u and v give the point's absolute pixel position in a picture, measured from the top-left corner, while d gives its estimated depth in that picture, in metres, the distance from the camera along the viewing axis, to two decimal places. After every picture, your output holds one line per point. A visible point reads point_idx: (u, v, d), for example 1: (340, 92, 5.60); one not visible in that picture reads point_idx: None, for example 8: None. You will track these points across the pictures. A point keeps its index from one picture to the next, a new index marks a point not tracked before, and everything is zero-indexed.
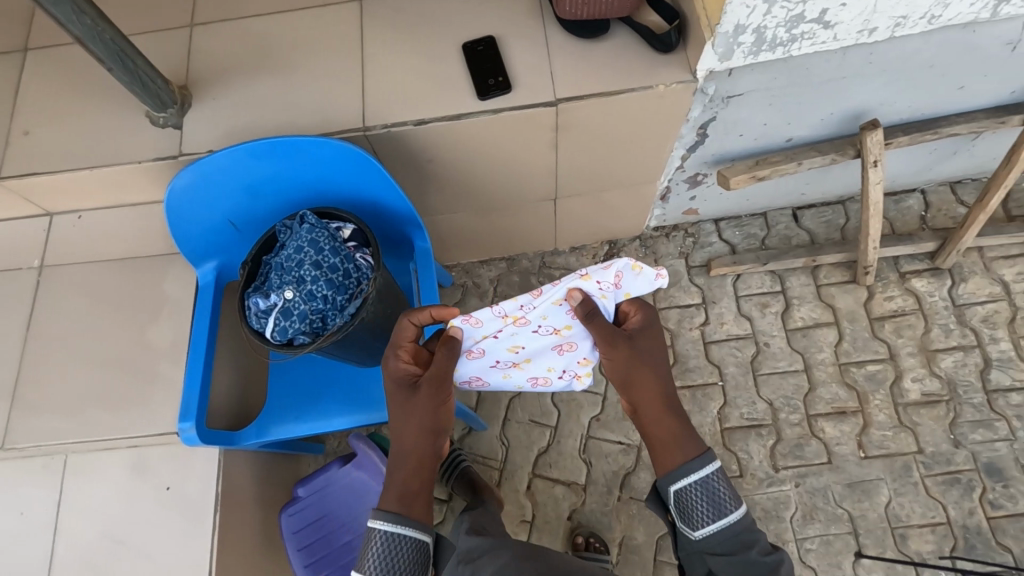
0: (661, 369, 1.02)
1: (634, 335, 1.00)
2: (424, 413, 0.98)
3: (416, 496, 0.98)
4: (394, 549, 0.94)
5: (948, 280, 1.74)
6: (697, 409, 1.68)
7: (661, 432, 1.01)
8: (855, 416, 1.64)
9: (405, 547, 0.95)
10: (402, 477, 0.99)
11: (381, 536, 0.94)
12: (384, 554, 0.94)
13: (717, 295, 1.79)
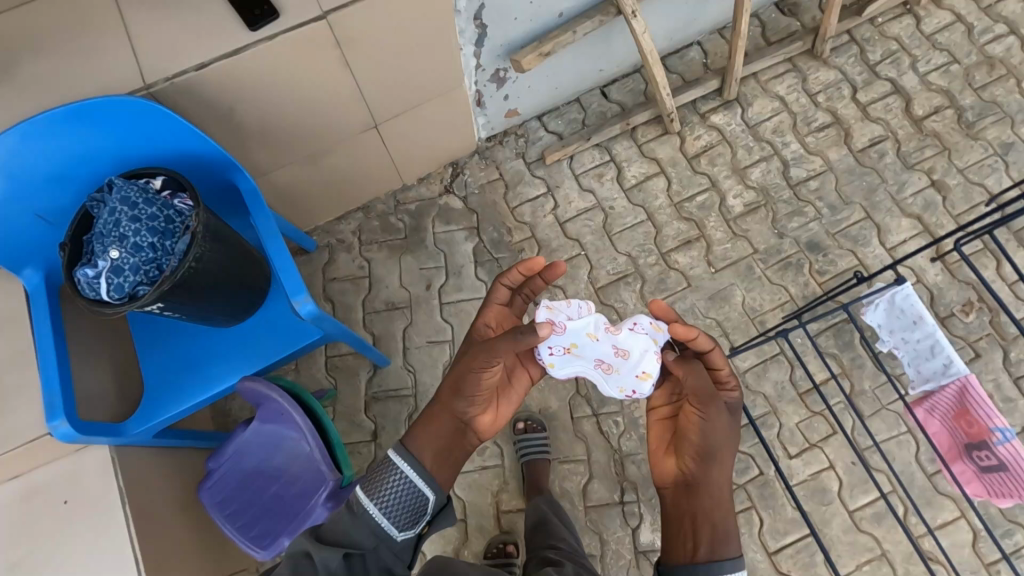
0: (723, 435, 1.06)
1: (716, 395, 1.05)
2: (474, 384, 1.11)
3: (427, 454, 1.12)
4: (400, 498, 1.07)
5: (739, 108, 2.00)
6: (570, 280, 1.84)
7: (707, 526, 1.02)
8: (698, 241, 1.86)
9: (409, 504, 1.08)
10: (428, 430, 1.15)
11: (400, 478, 1.08)
12: (392, 500, 1.06)
13: (558, 180, 1.96)
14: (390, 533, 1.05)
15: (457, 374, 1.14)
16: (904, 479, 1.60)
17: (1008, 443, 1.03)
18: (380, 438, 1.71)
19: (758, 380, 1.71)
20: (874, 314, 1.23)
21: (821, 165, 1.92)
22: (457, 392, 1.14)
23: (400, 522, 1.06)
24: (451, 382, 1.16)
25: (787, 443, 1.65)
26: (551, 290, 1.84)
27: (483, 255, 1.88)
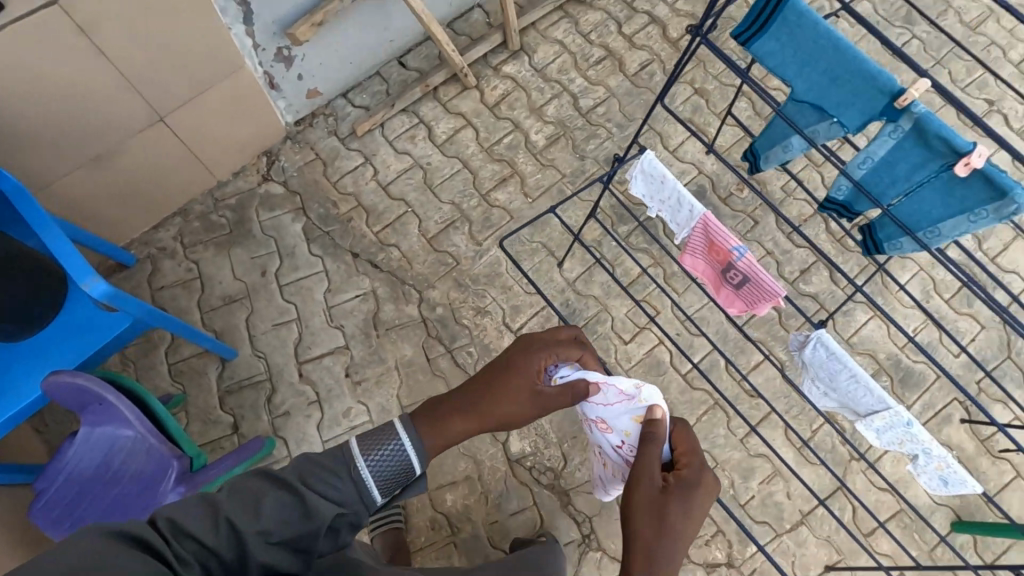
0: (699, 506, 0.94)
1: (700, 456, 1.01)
2: (511, 406, 1.05)
3: (432, 443, 0.99)
4: (391, 467, 0.91)
5: (525, 56, 2.19)
6: (402, 237, 1.92)
7: None
8: (513, 177, 2.02)
9: (393, 470, 0.91)
10: (447, 423, 1.01)
11: (398, 449, 0.93)
12: (383, 466, 0.90)
13: (373, 148, 2.04)
14: (368, 500, 0.87)
15: (509, 395, 1.05)
16: (720, 336, 1.84)
17: (743, 255, 1.26)
18: (241, 427, 1.69)
19: (586, 285, 1.89)
20: (636, 186, 1.42)
21: (604, 92, 2.16)
22: (492, 405, 1.05)
23: (381, 492, 0.89)
24: (497, 407, 1.05)
25: (621, 333, 1.84)
26: (386, 249, 1.91)
27: (313, 231, 1.92)
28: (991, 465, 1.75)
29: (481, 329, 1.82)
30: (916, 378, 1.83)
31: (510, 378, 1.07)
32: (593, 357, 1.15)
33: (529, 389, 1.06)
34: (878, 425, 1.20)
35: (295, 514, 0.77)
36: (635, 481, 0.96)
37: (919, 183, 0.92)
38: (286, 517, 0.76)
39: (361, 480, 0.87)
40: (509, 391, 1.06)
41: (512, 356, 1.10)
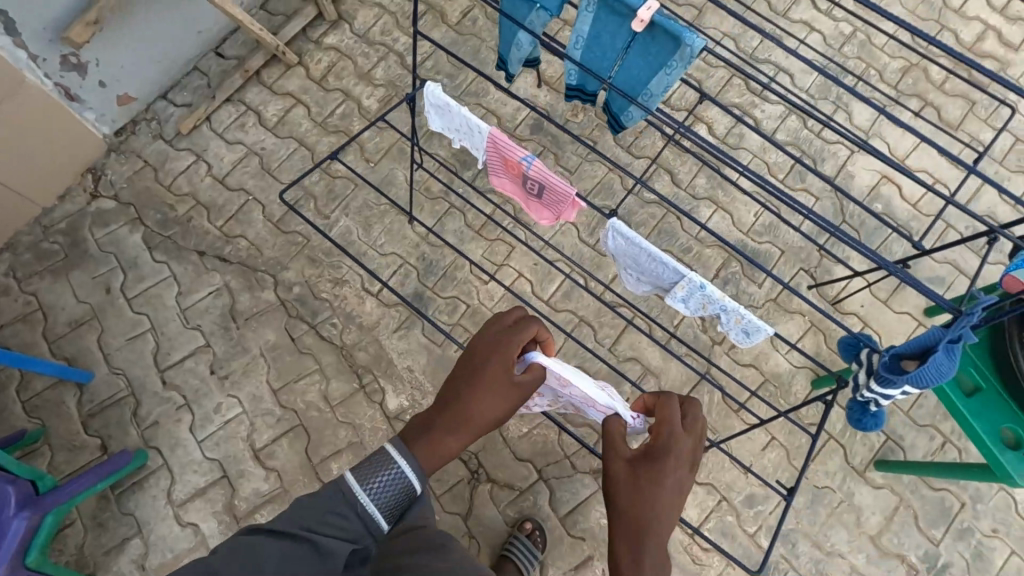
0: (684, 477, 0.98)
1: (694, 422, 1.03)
2: (497, 408, 1.02)
3: (424, 456, 0.99)
4: (391, 491, 0.93)
5: (345, 24, 2.16)
6: (247, 226, 1.90)
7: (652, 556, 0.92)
8: (351, 145, 2.01)
9: (395, 494, 0.94)
10: (439, 436, 1.00)
11: (395, 471, 0.94)
12: (382, 492, 0.92)
13: (203, 144, 2.00)
14: (374, 529, 0.90)
15: (485, 387, 1.03)
16: (575, 257, 1.89)
17: (532, 163, 1.30)
18: (110, 446, 1.67)
19: (439, 235, 1.91)
20: (433, 118, 1.43)
21: (430, 46, 2.15)
22: (472, 407, 1.02)
23: (385, 518, 0.92)
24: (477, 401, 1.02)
25: (480, 274, 1.88)
26: (233, 241, 1.88)
27: (154, 238, 1.88)
28: (840, 322, 1.87)
29: (342, 299, 1.83)
30: (764, 258, 1.93)
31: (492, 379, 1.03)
32: (545, 329, 1.11)
33: (507, 377, 1.03)
34: (680, 295, 1.26)
35: (299, 559, 0.82)
36: (610, 456, 1.01)
37: (622, 48, 0.95)
38: (289, 563, 0.82)
39: (361, 508, 0.90)
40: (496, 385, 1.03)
41: (480, 350, 1.07)
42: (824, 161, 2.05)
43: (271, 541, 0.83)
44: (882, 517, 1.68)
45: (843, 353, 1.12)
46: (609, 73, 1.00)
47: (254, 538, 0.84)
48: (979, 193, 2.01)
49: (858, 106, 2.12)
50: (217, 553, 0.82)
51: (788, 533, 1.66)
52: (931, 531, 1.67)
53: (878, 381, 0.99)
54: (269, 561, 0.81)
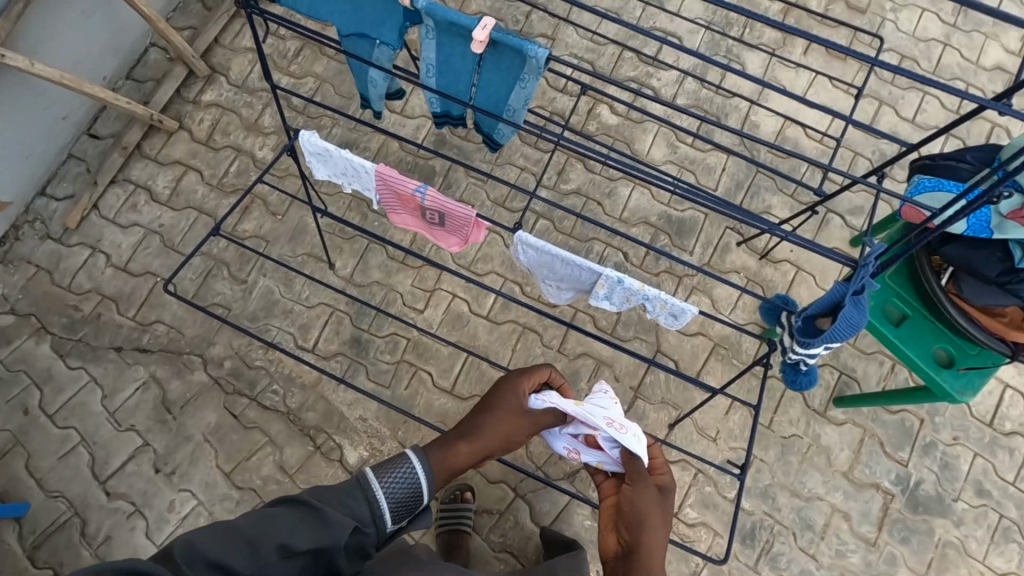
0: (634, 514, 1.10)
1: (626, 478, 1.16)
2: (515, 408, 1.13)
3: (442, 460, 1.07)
4: (405, 489, 0.99)
5: (220, 76, 2.05)
6: (161, 309, 1.80)
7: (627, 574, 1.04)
8: (254, 202, 1.91)
9: (405, 495, 0.99)
10: (451, 439, 1.10)
11: (409, 474, 1.01)
12: (398, 489, 0.98)
13: (96, 234, 1.88)
14: (381, 523, 0.94)
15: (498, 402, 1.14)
16: (505, 266, 1.86)
17: (426, 192, 1.25)
18: (63, 574, 1.57)
19: (364, 274, 1.85)
20: (316, 166, 1.37)
21: (314, 82, 2.07)
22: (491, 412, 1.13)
23: (391, 516, 0.96)
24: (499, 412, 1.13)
25: (413, 304, 1.83)
26: (150, 328, 1.78)
27: (64, 345, 1.77)
28: (775, 271, 1.88)
29: (276, 362, 1.76)
30: (690, 224, 1.93)
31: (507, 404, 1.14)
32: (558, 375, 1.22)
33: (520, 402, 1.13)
34: (603, 293, 1.24)
35: (311, 527, 0.85)
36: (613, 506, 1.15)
37: (472, 67, 0.92)
38: (304, 528, 0.85)
39: (373, 503, 0.95)
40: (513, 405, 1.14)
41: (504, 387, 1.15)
42: (728, 117, 2.06)
43: (289, 509, 0.87)
44: (851, 452, 1.71)
45: (764, 319, 1.12)
46: (468, 94, 0.96)
47: (276, 507, 0.87)
48: (879, 116, 2.05)
49: (749, 56, 2.13)
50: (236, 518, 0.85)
51: (766, 489, 1.68)
52: (899, 453, 1.70)
53: (796, 347, 0.99)
54: (288, 526, 0.84)
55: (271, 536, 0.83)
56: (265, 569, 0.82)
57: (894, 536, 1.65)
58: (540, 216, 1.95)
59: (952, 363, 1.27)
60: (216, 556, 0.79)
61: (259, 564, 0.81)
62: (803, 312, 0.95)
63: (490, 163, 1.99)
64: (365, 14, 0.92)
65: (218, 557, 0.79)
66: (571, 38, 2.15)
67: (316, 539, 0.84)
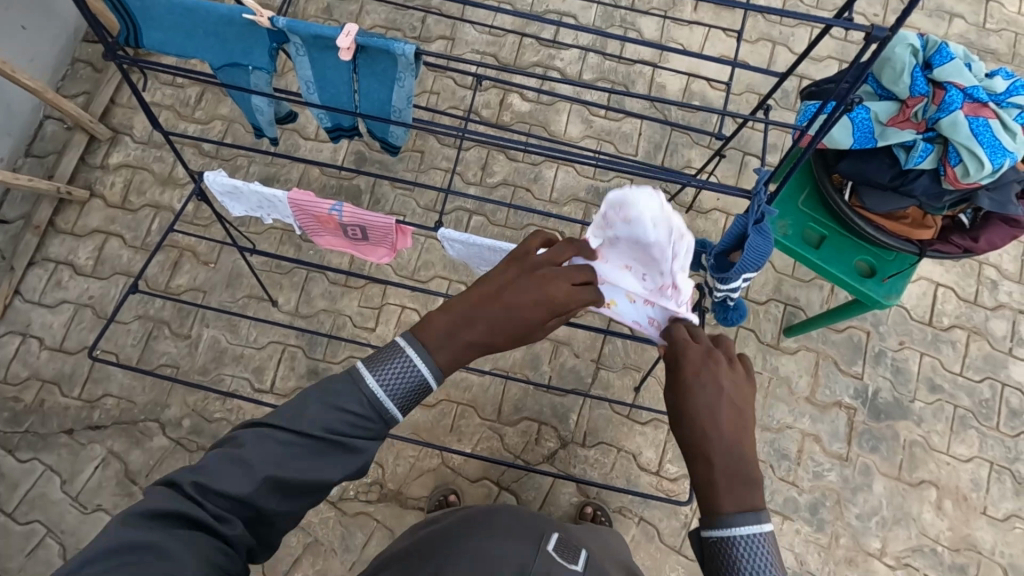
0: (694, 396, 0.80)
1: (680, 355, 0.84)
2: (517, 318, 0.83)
3: (448, 359, 0.83)
4: (404, 385, 0.81)
5: (124, 136, 2.00)
6: (106, 381, 1.74)
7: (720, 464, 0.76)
8: (183, 255, 1.87)
9: (411, 393, 0.82)
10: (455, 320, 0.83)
11: (409, 365, 0.81)
12: (396, 386, 0.81)
13: (23, 319, 1.82)
14: (393, 421, 0.82)
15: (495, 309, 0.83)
16: (448, 268, 1.86)
17: (343, 209, 1.25)
18: None
19: (308, 304, 1.83)
20: (230, 204, 1.35)
21: (222, 124, 2.04)
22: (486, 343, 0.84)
23: (403, 409, 0.82)
24: (489, 328, 0.83)
25: (363, 323, 1.82)
26: (99, 402, 1.73)
27: (11, 440, 1.70)
28: (706, 221, 1.94)
29: (236, 410, 1.72)
30: None
31: (514, 304, 0.82)
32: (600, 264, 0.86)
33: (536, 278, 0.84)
34: None
35: (332, 454, 0.77)
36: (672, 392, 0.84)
37: (349, 75, 0.92)
38: (320, 458, 0.77)
39: (375, 399, 0.80)
40: (525, 313, 0.82)
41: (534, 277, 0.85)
42: (635, 83, 2.12)
43: (304, 439, 0.76)
44: (809, 377, 1.77)
45: (686, 266, 1.16)
46: (353, 104, 0.97)
47: (281, 436, 0.76)
48: (775, 56, 2.13)
49: (644, 21, 2.19)
50: (244, 442, 0.75)
51: None
52: (854, 368, 1.78)
53: (716, 285, 1.03)
54: (299, 456, 0.76)
55: (292, 469, 0.75)
56: (290, 497, 0.76)
57: (864, 448, 1.71)
58: (473, 213, 1.96)
59: (874, 272, 1.33)
60: (234, 488, 0.73)
61: (282, 494, 0.75)
62: (711, 254, 0.99)
63: (414, 171, 2.00)
64: (230, 43, 0.91)
65: (241, 492, 0.73)
66: (470, 35, 2.18)
67: (341, 470, 0.77)
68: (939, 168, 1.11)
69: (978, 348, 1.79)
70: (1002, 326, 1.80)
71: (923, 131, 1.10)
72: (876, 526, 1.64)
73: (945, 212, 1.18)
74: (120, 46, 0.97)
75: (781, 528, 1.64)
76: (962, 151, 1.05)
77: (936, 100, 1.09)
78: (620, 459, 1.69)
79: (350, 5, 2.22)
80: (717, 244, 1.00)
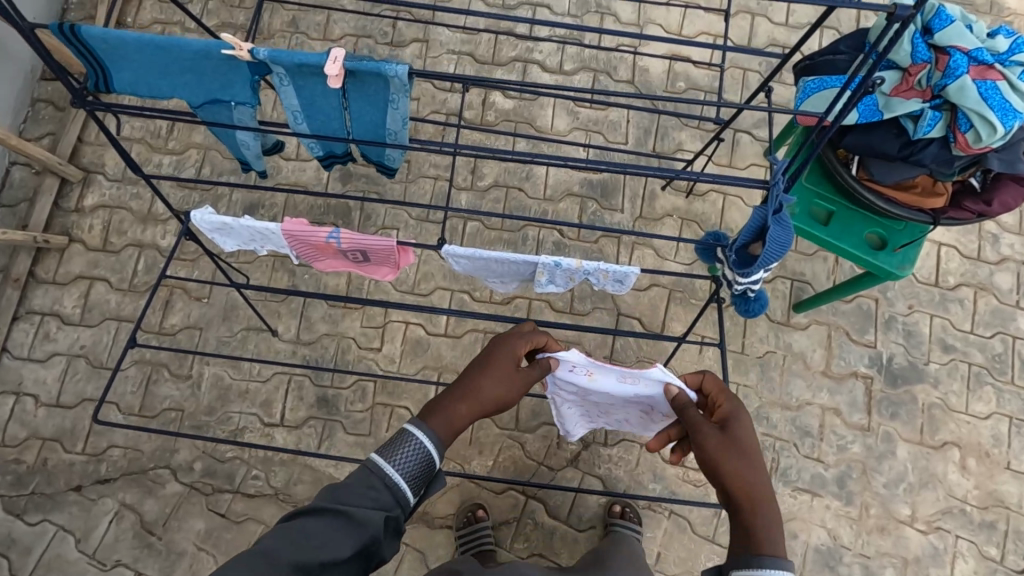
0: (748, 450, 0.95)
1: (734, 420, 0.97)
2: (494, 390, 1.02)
3: (443, 425, 0.98)
4: (415, 464, 0.93)
5: (97, 175, 1.92)
6: (110, 431, 1.69)
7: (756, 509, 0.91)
8: (174, 293, 1.81)
9: (420, 467, 0.93)
10: (451, 403, 1.00)
11: (417, 447, 0.94)
12: (409, 465, 0.92)
13: (15, 376, 1.75)
14: (404, 500, 0.91)
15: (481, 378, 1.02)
16: (448, 278, 1.83)
17: (340, 234, 1.21)
18: None
19: (309, 330, 1.78)
20: (222, 240, 1.29)
21: (198, 153, 1.98)
22: (478, 399, 1.01)
23: (411, 487, 0.92)
24: (472, 394, 1.01)
25: (368, 344, 1.77)
26: (105, 455, 1.67)
27: (18, 503, 1.64)
28: (704, 203, 1.91)
29: (248, 447, 1.67)
30: (612, 183, 1.94)
31: (487, 372, 1.03)
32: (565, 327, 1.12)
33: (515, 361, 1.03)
34: (546, 280, 1.22)
35: (347, 531, 0.85)
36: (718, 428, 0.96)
37: (339, 101, 0.87)
38: (341, 539, 0.84)
39: (389, 478, 0.91)
40: (492, 372, 1.02)
41: (499, 359, 1.03)
42: (617, 69, 2.08)
43: (325, 517, 0.86)
44: (823, 350, 1.76)
45: (703, 258, 1.13)
46: (345, 130, 0.93)
47: (304, 519, 0.86)
48: (755, 28, 2.10)
49: (619, 5, 2.14)
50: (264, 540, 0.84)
51: (758, 411, 1.70)
52: (866, 337, 1.77)
53: (737, 281, 1.00)
54: (322, 540, 0.84)
55: (307, 550, 0.83)
56: None
57: (884, 415, 1.70)
58: (467, 219, 1.91)
59: (886, 244, 1.32)
60: None
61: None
62: (730, 250, 0.96)
63: (402, 182, 1.95)
64: (209, 80, 0.86)
65: None
66: (444, 36, 2.11)
67: (360, 543, 0.85)
68: (949, 135, 1.08)
69: (986, 303, 1.79)
70: (1008, 279, 1.80)
71: (929, 98, 1.08)
72: (904, 493, 1.65)
73: (955, 177, 1.16)
74: (89, 92, 0.91)
75: (812, 505, 1.64)
76: (973, 117, 1.03)
77: (940, 65, 1.06)
78: (644, 454, 1.67)
79: (316, 15, 2.15)
80: (737, 238, 0.97)
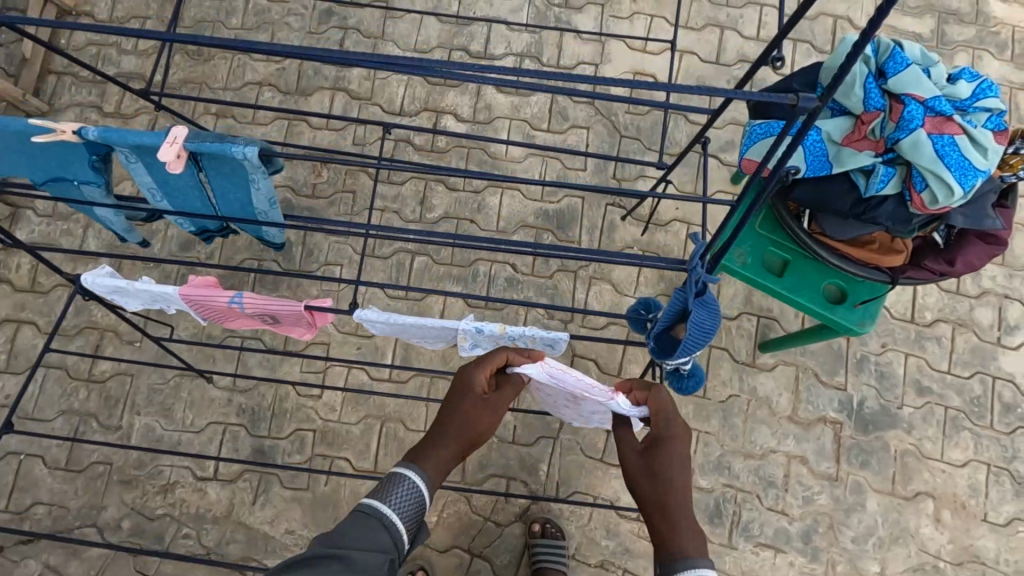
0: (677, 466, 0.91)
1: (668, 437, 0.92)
2: (473, 424, 1.01)
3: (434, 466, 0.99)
4: (410, 505, 0.94)
5: (25, 210, 1.82)
6: (35, 487, 1.60)
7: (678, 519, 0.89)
8: (104, 336, 1.72)
9: (413, 509, 0.95)
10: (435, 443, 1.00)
11: (410, 488, 0.95)
12: (404, 506, 0.93)
13: None
14: (400, 542, 0.91)
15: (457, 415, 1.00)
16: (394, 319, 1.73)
17: (243, 298, 1.11)
18: None
19: (246, 376, 1.68)
20: (125, 302, 1.19)
21: None
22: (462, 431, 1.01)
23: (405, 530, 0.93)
24: (451, 435, 1.00)
25: (307, 391, 1.67)
26: (29, 512, 1.59)
27: None
28: (666, 234, 1.80)
29: (180, 504, 1.59)
30: (569, 213, 1.83)
31: (461, 408, 1.01)
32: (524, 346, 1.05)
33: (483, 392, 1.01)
34: (468, 345, 1.12)
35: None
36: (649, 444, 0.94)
37: (193, 180, 0.77)
38: None
39: (387, 518, 0.92)
40: (466, 408, 1.01)
41: (468, 392, 1.00)
42: None
43: (324, 564, 0.85)
44: (790, 394, 1.65)
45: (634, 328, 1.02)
46: (210, 208, 0.82)
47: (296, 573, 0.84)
48: (723, 42, 1.97)
49: (579, 19, 2.01)
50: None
51: (720, 461, 1.60)
52: (836, 379, 1.66)
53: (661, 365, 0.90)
54: None
55: None
56: None
57: (854, 464, 1.60)
58: (415, 253, 1.81)
59: (845, 297, 1.21)
60: None
61: None
62: (650, 335, 0.85)
63: (347, 215, 1.84)
64: (44, 161, 0.76)
65: None
66: (394, 55, 2.00)
67: None
68: (904, 193, 0.97)
69: (965, 340, 1.68)
70: (988, 315, 1.69)
71: (882, 152, 0.97)
72: (872, 548, 1.55)
73: (915, 234, 1.04)
74: None
75: (774, 562, 1.54)
76: (928, 176, 0.92)
77: (893, 115, 0.95)
78: (597, 509, 1.58)
79: (259, 34, 2.03)
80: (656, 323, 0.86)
